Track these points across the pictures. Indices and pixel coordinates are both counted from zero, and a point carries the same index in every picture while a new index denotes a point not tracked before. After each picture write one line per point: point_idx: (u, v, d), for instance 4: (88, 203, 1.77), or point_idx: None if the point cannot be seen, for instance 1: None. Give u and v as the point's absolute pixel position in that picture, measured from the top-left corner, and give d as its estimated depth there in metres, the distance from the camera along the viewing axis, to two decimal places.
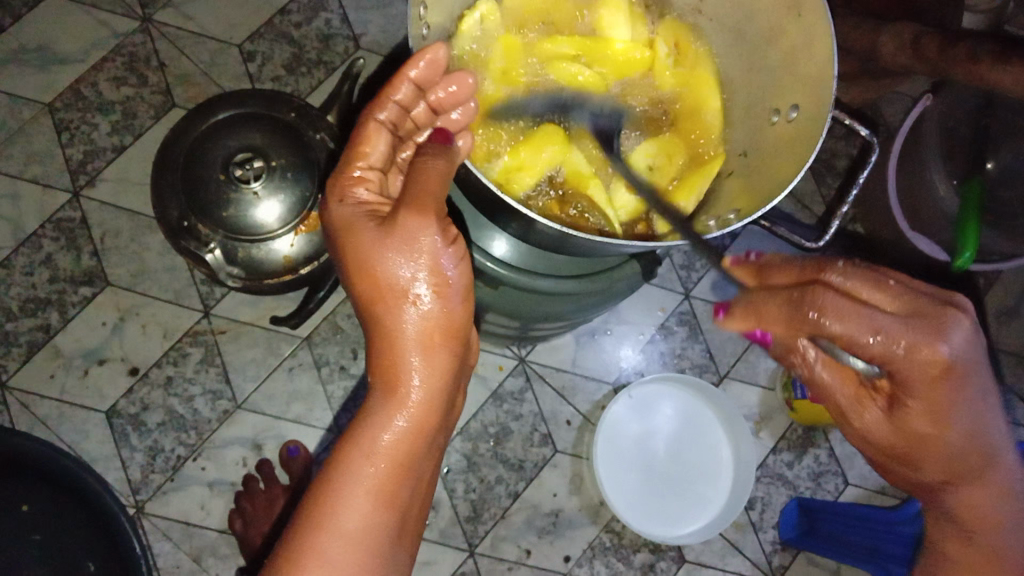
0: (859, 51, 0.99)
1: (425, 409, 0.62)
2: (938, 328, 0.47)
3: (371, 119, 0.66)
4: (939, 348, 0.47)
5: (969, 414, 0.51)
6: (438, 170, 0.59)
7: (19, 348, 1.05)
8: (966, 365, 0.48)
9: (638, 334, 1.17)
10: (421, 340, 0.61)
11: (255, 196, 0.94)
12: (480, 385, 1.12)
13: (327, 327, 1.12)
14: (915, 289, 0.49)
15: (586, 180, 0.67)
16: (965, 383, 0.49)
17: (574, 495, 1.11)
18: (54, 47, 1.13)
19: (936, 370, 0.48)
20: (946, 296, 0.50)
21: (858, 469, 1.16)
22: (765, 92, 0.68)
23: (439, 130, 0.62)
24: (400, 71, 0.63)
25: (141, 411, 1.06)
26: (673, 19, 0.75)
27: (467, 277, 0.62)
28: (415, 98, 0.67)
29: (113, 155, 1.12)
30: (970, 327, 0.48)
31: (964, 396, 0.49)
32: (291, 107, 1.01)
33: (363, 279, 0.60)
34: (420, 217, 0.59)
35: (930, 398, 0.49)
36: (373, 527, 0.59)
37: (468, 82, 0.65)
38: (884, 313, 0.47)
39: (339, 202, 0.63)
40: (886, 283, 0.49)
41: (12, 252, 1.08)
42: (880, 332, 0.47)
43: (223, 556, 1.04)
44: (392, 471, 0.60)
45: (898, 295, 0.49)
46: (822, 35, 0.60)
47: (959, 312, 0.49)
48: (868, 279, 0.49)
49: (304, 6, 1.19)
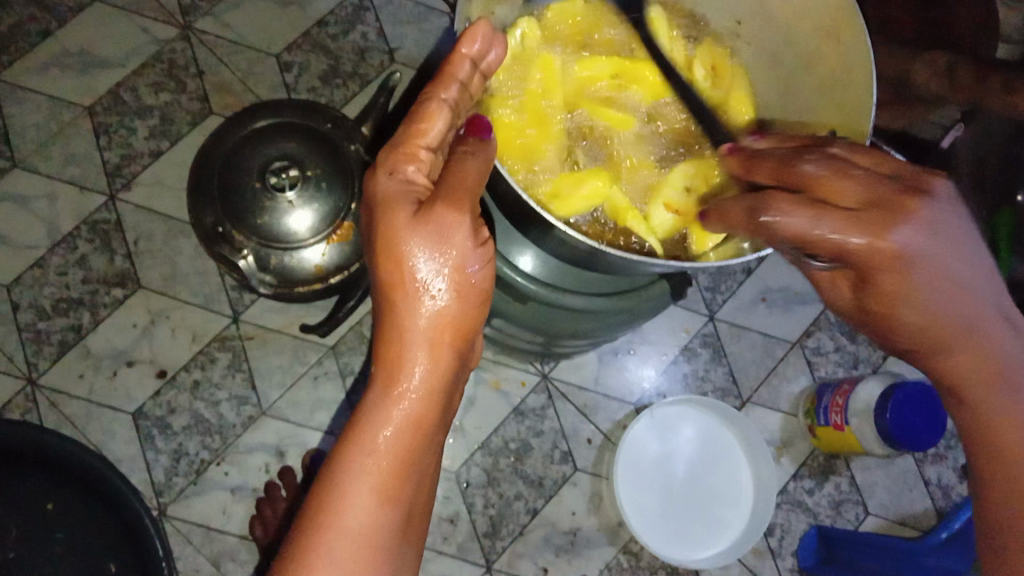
0: (892, 79, 0.99)
1: (425, 404, 0.61)
2: (884, 222, 0.50)
3: (436, 97, 0.62)
4: (884, 239, 0.49)
5: (934, 299, 0.51)
6: (476, 168, 0.58)
7: (50, 347, 1.07)
8: (918, 250, 0.50)
9: (661, 354, 1.17)
10: (431, 335, 0.60)
11: (290, 205, 0.96)
12: (502, 400, 1.13)
13: (353, 337, 1.13)
14: (880, 177, 0.51)
15: (624, 212, 0.68)
16: (915, 268, 0.50)
17: (593, 514, 1.11)
18: (97, 53, 1.15)
19: (885, 258, 0.50)
20: (909, 185, 0.52)
21: (879, 498, 1.16)
22: (801, 117, 0.69)
23: (475, 120, 0.60)
24: (456, 48, 0.62)
25: (167, 413, 1.07)
26: (710, 42, 0.76)
27: (487, 280, 0.62)
28: (474, 75, 0.64)
29: (149, 160, 1.13)
30: (925, 216, 0.50)
31: (920, 281, 0.51)
32: (327, 118, 1.02)
33: (388, 263, 0.60)
34: (456, 212, 0.59)
35: (885, 283, 0.51)
36: (376, 525, 0.58)
37: (496, 52, 0.64)
38: (837, 213, 0.50)
39: (388, 175, 0.62)
40: (849, 172, 0.51)
41: (47, 253, 1.09)
42: (834, 229, 0.49)
43: (242, 561, 1.04)
44: (394, 468, 0.59)
45: (859, 186, 0.51)
46: (859, 64, 0.61)
47: (915, 200, 0.51)
48: (830, 168, 0.51)
49: (342, 19, 1.21)
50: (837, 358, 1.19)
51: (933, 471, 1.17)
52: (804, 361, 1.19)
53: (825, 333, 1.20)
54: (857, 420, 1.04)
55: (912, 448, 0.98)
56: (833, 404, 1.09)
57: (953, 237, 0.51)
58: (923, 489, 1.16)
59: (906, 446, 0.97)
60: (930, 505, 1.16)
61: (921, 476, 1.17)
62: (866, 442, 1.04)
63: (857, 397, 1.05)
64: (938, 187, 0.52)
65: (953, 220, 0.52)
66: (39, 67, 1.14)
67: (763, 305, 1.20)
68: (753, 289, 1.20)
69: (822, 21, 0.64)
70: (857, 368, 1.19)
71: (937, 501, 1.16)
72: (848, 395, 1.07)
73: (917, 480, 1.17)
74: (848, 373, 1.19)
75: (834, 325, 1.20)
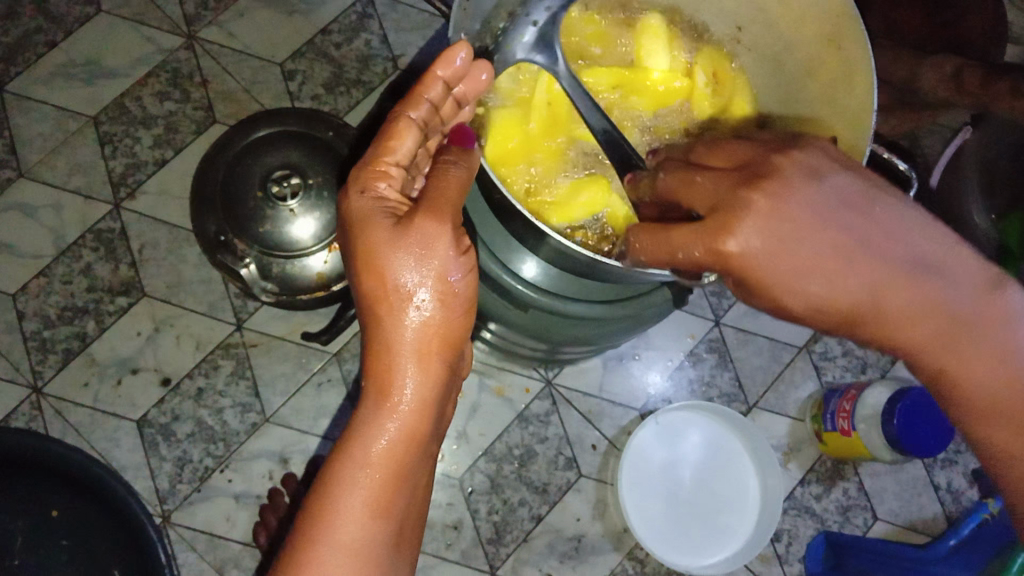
0: (897, 83, 0.98)
1: (417, 417, 0.61)
2: (724, 223, 0.47)
3: (403, 116, 0.62)
4: (725, 244, 0.47)
5: (805, 278, 0.47)
6: (457, 177, 0.60)
7: (55, 355, 1.07)
8: (766, 244, 0.46)
9: (667, 360, 1.17)
10: (418, 346, 0.60)
11: (292, 213, 0.96)
12: (507, 407, 1.13)
13: (357, 343, 1.12)
14: (727, 173, 0.49)
15: (622, 221, 0.68)
16: (771, 262, 0.47)
17: (598, 520, 1.11)
18: (102, 62, 1.16)
19: (738, 265, 0.47)
20: (762, 168, 0.48)
21: (888, 504, 1.15)
22: (804, 123, 0.68)
23: (458, 130, 0.63)
24: (431, 70, 0.61)
25: (171, 421, 1.07)
26: (711, 49, 0.75)
27: (472, 287, 0.62)
28: (446, 96, 0.64)
29: (154, 168, 1.14)
30: (767, 202, 0.46)
31: (785, 271, 0.47)
32: (329, 126, 1.02)
33: (371, 276, 0.59)
34: (437, 222, 0.59)
35: (752, 286, 0.48)
36: (370, 539, 0.59)
37: (482, 77, 0.63)
38: (683, 229, 0.50)
39: (359, 193, 0.61)
40: (693, 180, 0.51)
41: (52, 261, 1.10)
42: (681, 246, 0.49)
43: (246, 568, 1.04)
44: (387, 482, 0.60)
45: (702, 190, 0.49)
46: (862, 69, 0.60)
47: (756, 188, 0.47)
48: (681, 181, 0.52)
49: (345, 27, 1.21)
50: (844, 363, 1.18)
51: (943, 476, 1.16)
52: (811, 366, 1.18)
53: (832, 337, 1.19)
54: (864, 426, 1.03)
55: (919, 454, 0.97)
56: (839, 410, 1.08)
57: (811, 209, 0.47)
58: (933, 495, 1.15)
59: (913, 453, 0.96)
60: (940, 510, 1.14)
61: (930, 481, 1.16)
62: (873, 448, 1.03)
63: (864, 403, 1.04)
64: (794, 158, 0.48)
65: (808, 190, 0.47)
66: (45, 77, 1.15)
67: None
68: None
69: (822, 29, 0.64)
70: (865, 373, 1.18)
71: (946, 507, 1.15)
72: (856, 400, 1.06)
73: (927, 486, 1.15)
74: (855, 378, 1.18)
75: None
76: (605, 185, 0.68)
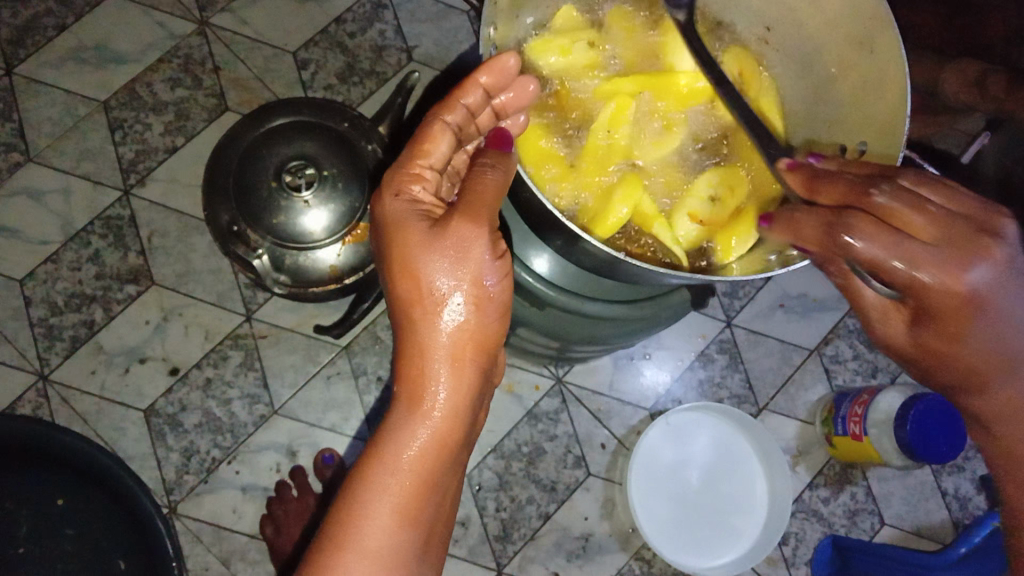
0: (921, 87, 0.97)
1: (449, 424, 0.60)
2: (963, 260, 0.47)
3: (438, 119, 0.61)
4: (960, 281, 0.47)
5: (992, 339, 0.50)
6: (495, 182, 0.59)
7: (61, 342, 1.06)
8: (987, 294, 0.48)
9: (678, 359, 1.16)
10: (453, 351, 0.59)
11: (305, 204, 0.95)
12: (516, 403, 1.12)
13: (367, 337, 1.12)
14: (955, 215, 0.49)
15: (650, 220, 0.66)
16: (984, 314, 0.49)
17: (606, 519, 1.10)
18: (113, 47, 1.15)
19: (957, 302, 0.48)
20: (986, 223, 0.49)
21: (895, 509, 1.14)
22: (832, 125, 0.67)
23: (496, 134, 0.62)
24: (472, 76, 0.61)
25: (179, 411, 1.06)
26: (735, 47, 0.73)
27: (507, 294, 0.61)
28: (483, 103, 0.63)
29: (164, 156, 1.13)
30: (996, 258, 0.48)
31: (986, 321, 0.49)
32: (345, 117, 1.02)
33: (406, 279, 0.59)
34: (474, 226, 0.58)
35: (948, 327, 0.49)
36: (398, 546, 0.57)
37: (529, 88, 0.64)
38: (915, 244, 0.47)
39: (394, 196, 0.60)
40: (925, 208, 0.48)
41: (60, 247, 1.09)
42: (908, 262, 0.47)
43: (252, 561, 1.04)
44: (416, 489, 0.59)
45: (934, 223, 0.48)
46: (894, 74, 0.59)
47: (992, 241, 0.49)
48: (907, 203, 0.48)
49: (359, 16, 1.20)
50: (855, 366, 1.18)
51: (950, 482, 1.16)
52: (821, 368, 1.17)
53: (843, 340, 1.19)
54: (875, 431, 1.03)
55: (931, 460, 0.96)
56: (850, 414, 1.07)
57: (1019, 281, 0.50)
58: (940, 500, 1.15)
59: (925, 458, 0.96)
60: (946, 516, 1.14)
61: (938, 487, 1.15)
62: (884, 453, 1.03)
63: (876, 407, 1.03)
64: (1006, 222, 0.50)
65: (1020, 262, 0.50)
66: (56, 61, 1.13)
67: (781, 311, 1.19)
68: (771, 295, 1.19)
69: (854, 30, 0.63)
70: (875, 377, 1.18)
71: (953, 512, 1.15)
72: (867, 405, 1.05)
73: (934, 491, 1.15)
74: (865, 382, 1.17)
75: (852, 332, 1.19)
76: (637, 184, 0.66)
